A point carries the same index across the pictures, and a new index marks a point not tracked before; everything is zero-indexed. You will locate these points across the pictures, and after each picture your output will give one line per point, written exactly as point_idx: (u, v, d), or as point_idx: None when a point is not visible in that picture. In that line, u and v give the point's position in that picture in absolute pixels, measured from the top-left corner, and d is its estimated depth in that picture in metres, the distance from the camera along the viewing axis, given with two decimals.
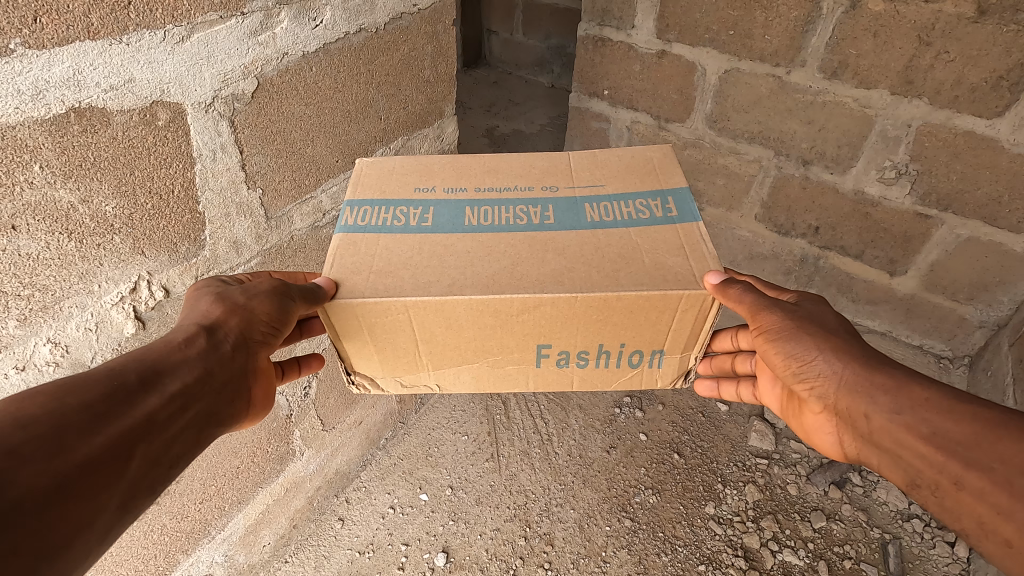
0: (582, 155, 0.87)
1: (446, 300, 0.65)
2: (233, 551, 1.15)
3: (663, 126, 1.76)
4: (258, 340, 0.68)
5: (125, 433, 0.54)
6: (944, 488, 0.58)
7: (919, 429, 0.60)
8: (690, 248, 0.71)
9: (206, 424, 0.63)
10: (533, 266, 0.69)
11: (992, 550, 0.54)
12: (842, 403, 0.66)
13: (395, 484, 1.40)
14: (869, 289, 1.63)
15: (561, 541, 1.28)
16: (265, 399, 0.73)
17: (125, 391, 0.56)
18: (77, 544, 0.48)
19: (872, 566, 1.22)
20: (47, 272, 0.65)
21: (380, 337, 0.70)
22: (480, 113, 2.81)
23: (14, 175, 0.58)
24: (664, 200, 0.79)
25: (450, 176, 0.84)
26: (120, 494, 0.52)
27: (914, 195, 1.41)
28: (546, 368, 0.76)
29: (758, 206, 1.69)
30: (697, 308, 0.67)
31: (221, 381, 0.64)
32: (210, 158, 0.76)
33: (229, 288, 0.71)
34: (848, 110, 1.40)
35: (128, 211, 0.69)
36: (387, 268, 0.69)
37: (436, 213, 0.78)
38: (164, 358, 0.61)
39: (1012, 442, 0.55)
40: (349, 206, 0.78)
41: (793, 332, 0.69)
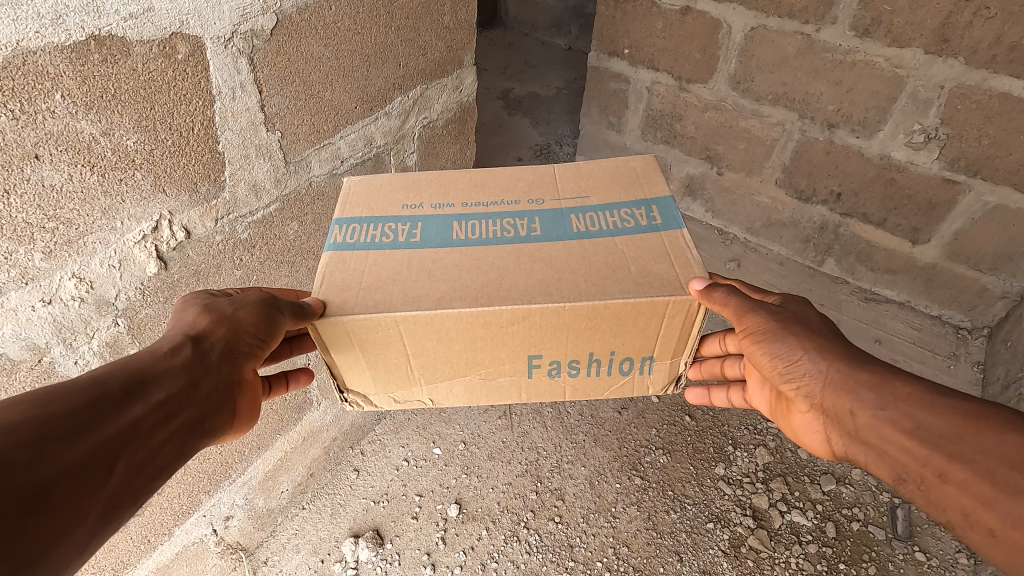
0: (567, 167, 0.85)
1: (436, 313, 0.64)
2: (253, 495, 1.18)
3: (683, 87, 1.71)
4: (245, 352, 0.65)
5: (109, 441, 0.51)
6: (928, 481, 0.55)
7: (903, 425, 0.57)
8: (675, 255, 0.70)
9: (190, 435, 0.60)
10: (519, 278, 0.68)
11: (978, 543, 0.52)
12: (828, 399, 0.63)
13: (408, 437, 1.42)
14: (888, 258, 1.60)
15: (571, 496, 1.30)
16: (252, 411, 0.70)
17: (109, 399, 0.53)
18: (56, 555, 0.46)
19: (880, 528, 1.23)
20: (71, 205, 0.65)
21: (372, 353, 0.68)
22: (495, 74, 2.75)
23: (36, 102, 0.57)
24: (648, 209, 0.77)
25: (437, 191, 0.82)
26: (101, 504, 0.50)
27: (942, 159, 1.37)
28: (538, 378, 0.74)
29: (779, 170, 1.65)
30: (684, 313, 0.66)
31: (207, 392, 0.61)
32: (229, 96, 0.75)
33: (215, 300, 0.69)
34: (879, 70, 1.35)
35: (149, 146, 0.69)
36: (376, 283, 0.68)
37: (424, 228, 0.76)
38: (149, 367, 0.58)
39: (995, 432, 0.53)
40: (337, 224, 0.76)
41: (777, 332, 0.67)
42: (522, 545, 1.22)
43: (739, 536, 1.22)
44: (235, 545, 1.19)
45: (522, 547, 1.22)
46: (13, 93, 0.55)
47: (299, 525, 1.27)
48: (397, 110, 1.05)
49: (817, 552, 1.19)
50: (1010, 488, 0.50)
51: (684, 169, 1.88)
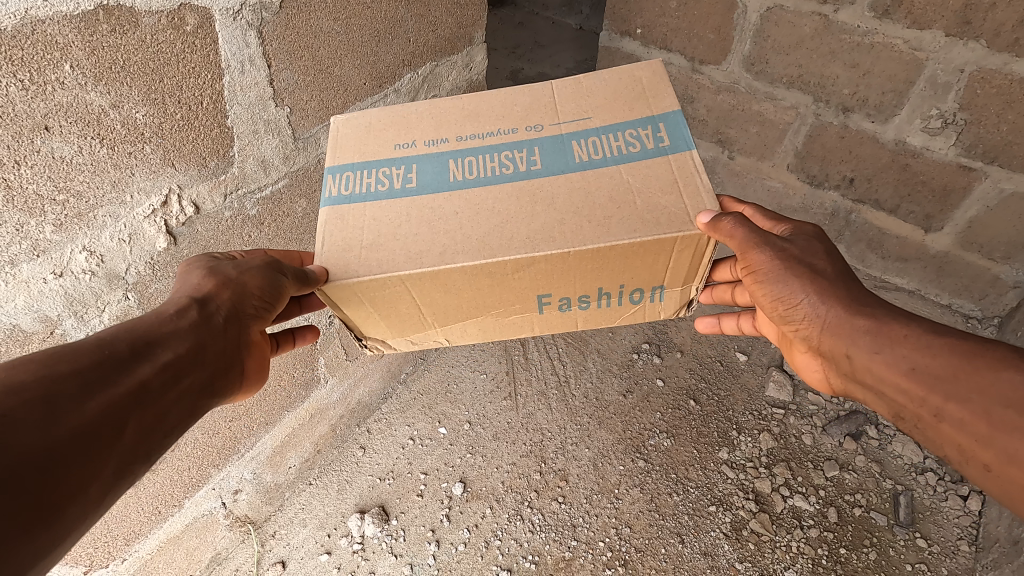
0: (565, 84, 0.82)
1: (441, 269, 0.64)
2: (261, 470, 1.20)
3: (696, 69, 1.69)
4: (251, 315, 0.65)
5: (118, 401, 0.52)
6: (925, 420, 0.58)
7: (900, 367, 0.59)
8: (684, 183, 0.68)
9: (201, 395, 0.60)
10: (521, 223, 0.67)
11: (973, 473, 0.55)
12: (826, 342, 0.65)
13: (414, 417, 1.43)
14: (900, 245, 1.58)
15: (575, 477, 1.31)
16: (260, 371, 0.71)
17: (116, 360, 0.54)
18: (71, 509, 0.46)
19: (882, 515, 1.24)
20: (81, 177, 0.65)
21: (381, 308, 0.69)
22: (505, 54, 2.71)
23: (45, 73, 0.57)
24: (655, 127, 0.75)
25: (429, 127, 0.79)
26: (115, 461, 0.51)
27: (959, 145, 1.34)
28: (549, 313, 0.74)
29: (791, 154, 1.63)
30: (694, 246, 0.66)
31: (215, 353, 0.62)
32: (238, 70, 0.75)
33: (220, 263, 0.69)
34: (897, 53, 1.31)
35: (158, 119, 0.68)
36: (376, 241, 0.67)
37: (420, 171, 0.74)
38: (155, 328, 0.59)
39: (990, 371, 0.54)
40: (330, 175, 0.74)
41: (778, 274, 0.67)
42: (524, 524, 1.24)
43: (741, 519, 1.23)
44: (244, 518, 1.21)
45: (525, 526, 1.23)
46: (22, 63, 0.55)
47: (306, 500, 1.29)
48: (407, 87, 1.05)
49: (818, 536, 1.20)
50: (1005, 426, 0.52)
51: None
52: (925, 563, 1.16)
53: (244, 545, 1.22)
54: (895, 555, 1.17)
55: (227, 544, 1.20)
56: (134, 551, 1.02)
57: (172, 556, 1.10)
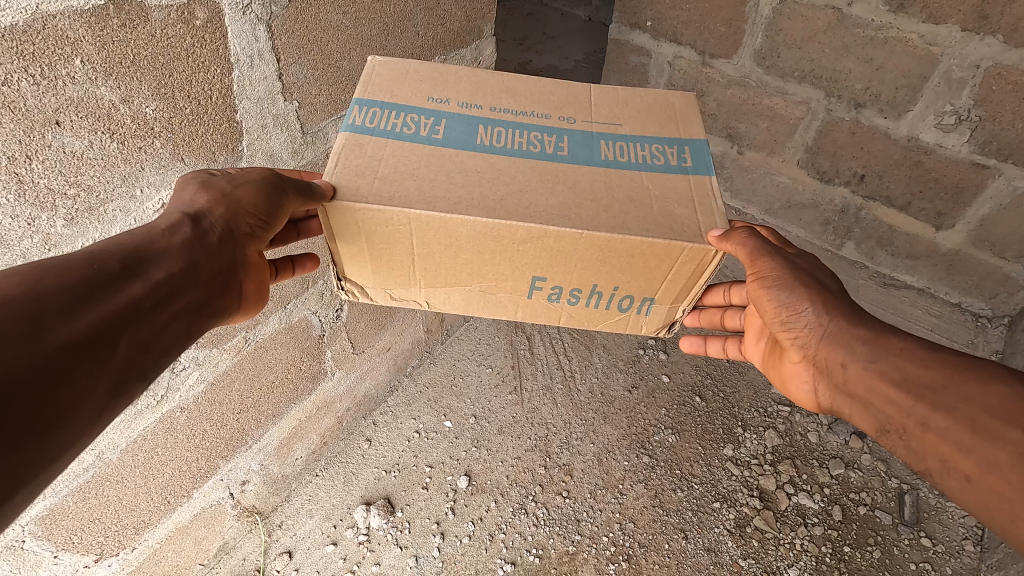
0: (604, 90, 0.83)
1: (449, 218, 0.62)
2: (268, 461, 1.21)
3: (706, 62, 1.67)
4: (246, 234, 0.66)
5: (109, 317, 0.51)
6: (910, 430, 0.56)
7: (892, 375, 0.58)
8: (699, 201, 0.68)
9: (197, 314, 0.61)
10: (541, 196, 0.66)
11: (951, 486, 0.53)
12: (822, 352, 0.64)
13: (420, 410, 1.44)
14: (910, 243, 1.56)
15: (580, 472, 1.31)
16: (259, 294, 0.72)
17: (107, 275, 0.53)
18: (66, 424, 0.46)
19: (887, 513, 1.24)
20: (91, 172, 0.65)
21: (377, 249, 0.68)
22: (513, 44, 2.69)
23: (56, 67, 0.57)
24: (680, 149, 0.75)
25: (465, 90, 0.80)
26: (109, 378, 0.50)
27: (973, 142, 1.32)
28: (536, 301, 0.74)
29: (801, 150, 1.61)
30: (697, 261, 0.65)
31: (211, 272, 0.62)
32: (247, 65, 0.75)
33: (213, 178, 0.68)
34: (911, 48, 1.30)
35: (168, 114, 0.69)
36: (392, 174, 0.67)
37: (448, 125, 0.74)
38: (148, 244, 0.58)
39: (979, 383, 0.54)
40: (358, 105, 0.74)
41: (789, 282, 0.65)
42: (529, 517, 1.24)
43: (745, 515, 1.23)
44: (252, 508, 1.23)
45: (529, 519, 1.24)
46: (33, 57, 0.55)
47: (312, 492, 1.30)
48: None
49: (822, 534, 1.20)
50: (988, 434, 0.51)
51: None
52: (929, 563, 1.16)
53: (251, 535, 1.23)
54: (899, 554, 1.17)
55: (235, 534, 1.21)
56: (143, 541, 1.03)
57: (181, 545, 1.11)
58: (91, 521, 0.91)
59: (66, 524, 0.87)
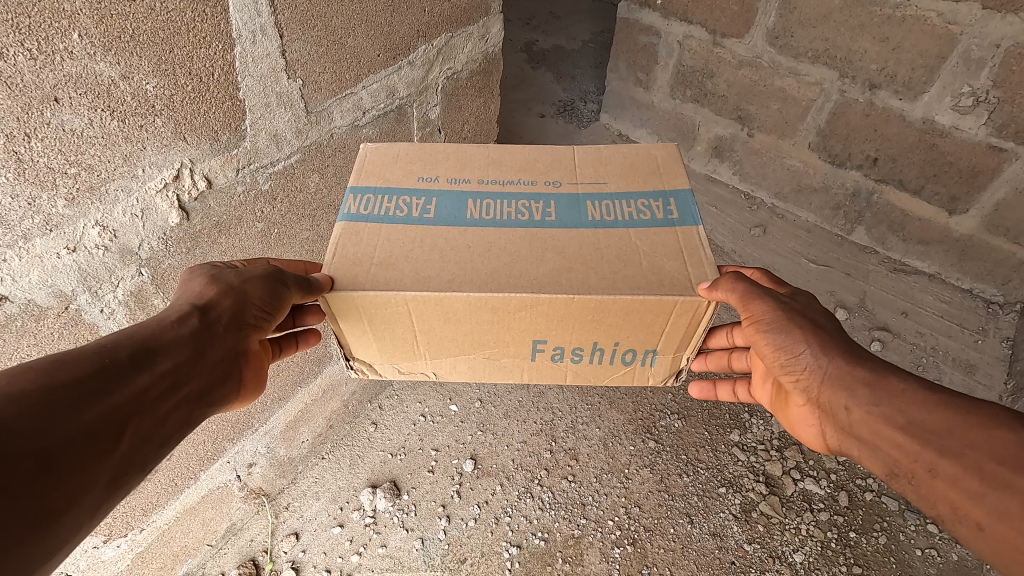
0: (587, 149, 0.82)
1: (444, 295, 0.61)
2: (274, 444, 1.21)
3: (717, 43, 1.64)
4: (252, 324, 0.64)
5: (117, 409, 0.51)
6: (920, 477, 0.54)
7: (896, 421, 0.56)
8: (689, 253, 0.67)
9: (197, 404, 0.59)
10: (530, 265, 0.65)
11: (966, 536, 0.52)
12: (824, 394, 0.62)
13: (425, 394, 1.44)
14: (923, 229, 1.53)
15: (585, 456, 1.31)
16: (258, 378, 0.70)
17: (117, 367, 0.52)
18: (67, 520, 0.46)
19: (894, 499, 1.23)
20: (91, 150, 0.64)
21: (380, 327, 0.66)
22: (519, 24, 2.64)
23: (53, 42, 0.55)
24: (666, 201, 0.74)
25: (454, 166, 0.79)
26: (111, 470, 0.50)
27: (990, 125, 1.29)
28: (541, 362, 0.71)
29: (813, 133, 1.58)
30: (692, 312, 0.63)
31: (213, 363, 0.61)
32: (250, 40, 0.73)
33: (221, 271, 0.67)
34: (930, 26, 1.26)
35: (169, 91, 0.67)
36: (388, 259, 0.65)
37: (439, 205, 0.73)
38: (156, 336, 0.57)
39: (985, 428, 0.52)
40: (351, 194, 0.73)
41: (783, 324, 0.65)
42: (535, 501, 1.24)
43: (751, 501, 1.23)
44: (258, 490, 1.23)
45: (535, 503, 1.24)
46: (29, 31, 0.53)
47: (319, 474, 1.31)
48: (421, 59, 1.04)
49: (828, 519, 1.20)
50: (997, 483, 0.49)
51: (713, 130, 1.81)
52: (935, 549, 1.16)
53: (258, 517, 1.24)
54: (904, 540, 1.17)
55: (242, 515, 1.22)
56: (151, 522, 1.03)
57: (190, 526, 1.12)
58: None
59: None
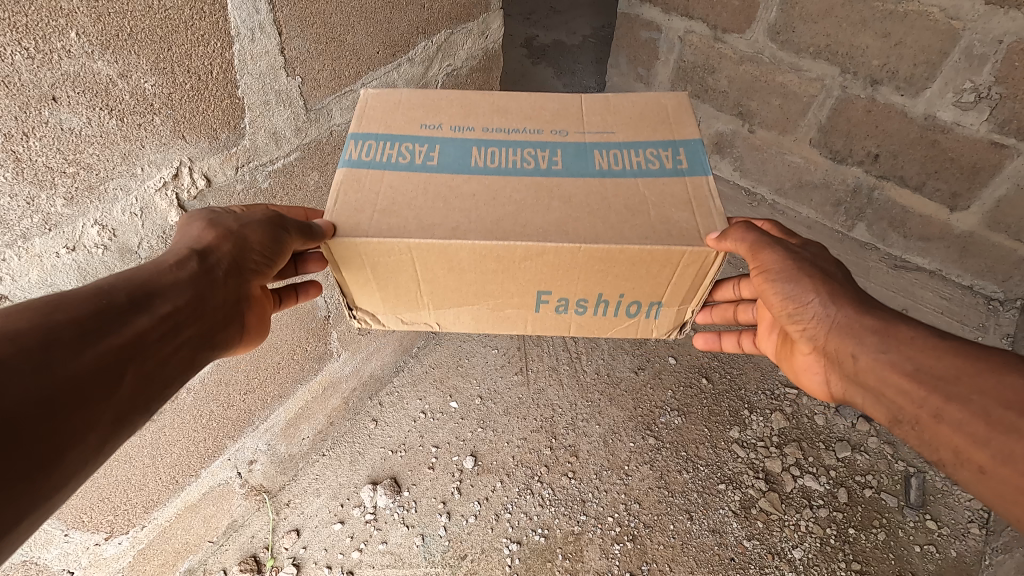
0: (594, 98, 0.81)
1: (449, 243, 0.61)
2: (275, 441, 1.21)
3: (718, 38, 1.63)
4: (251, 270, 0.64)
5: (117, 350, 0.51)
6: (924, 422, 0.55)
7: (904, 367, 0.57)
8: (697, 203, 0.67)
9: (200, 346, 0.60)
10: (536, 214, 0.65)
11: (967, 479, 0.52)
12: (831, 342, 0.62)
13: (425, 390, 1.44)
14: (923, 225, 1.53)
15: (585, 453, 1.31)
16: (259, 325, 0.71)
17: (115, 309, 0.52)
18: (72, 456, 0.46)
19: (893, 496, 1.23)
20: (90, 149, 0.63)
21: (383, 276, 0.66)
22: (519, 19, 2.63)
23: (50, 40, 0.55)
24: (675, 150, 0.73)
25: (457, 114, 0.78)
26: (114, 410, 0.50)
27: (992, 121, 1.28)
28: (544, 313, 0.71)
29: (814, 129, 1.58)
30: (700, 263, 0.63)
31: (214, 308, 0.61)
32: (248, 38, 0.72)
33: (219, 215, 0.67)
34: (932, 22, 1.25)
35: (168, 90, 0.67)
36: (391, 207, 0.65)
37: (442, 151, 0.73)
38: (155, 279, 0.57)
39: (994, 375, 0.52)
40: (353, 140, 0.73)
41: (792, 274, 0.64)
42: (535, 498, 1.25)
43: (751, 497, 1.23)
44: (259, 487, 1.23)
45: (536, 499, 1.24)
46: (26, 30, 0.53)
47: (319, 471, 1.31)
48: (421, 56, 1.03)
49: (827, 516, 1.20)
50: (1003, 427, 0.50)
51: (714, 126, 1.81)
52: (934, 545, 1.16)
53: (259, 513, 1.24)
54: (904, 537, 1.17)
55: (243, 512, 1.22)
56: (152, 519, 1.04)
57: (191, 523, 1.12)
58: (101, 501, 0.91)
59: (76, 504, 0.87)
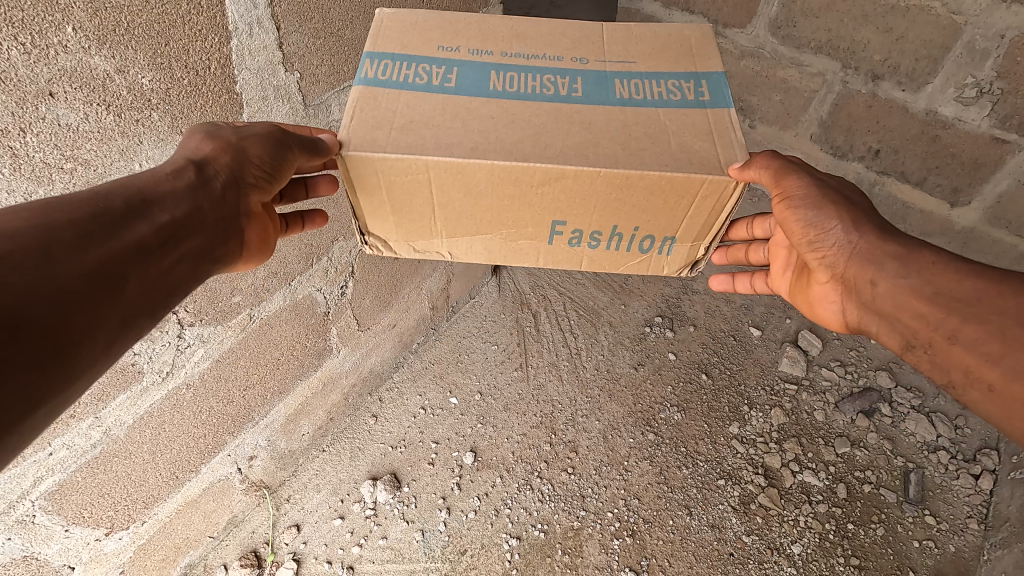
0: (616, 28, 0.80)
1: (468, 162, 0.61)
2: (275, 437, 1.21)
3: (719, 32, 1.62)
4: (250, 184, 0.63)
5: (118, 253, 0.51)
6: (937, 345, 0.56)
7: (924, 291, 0.57)
8: (719, 134, 0.66)
9: (202, 258, 0.60)
10: (556, 138, 0.64)
11: (975, 398, 0.54)
12: (850, 270, 0.63)
13: (425, 386, 1.44)
14: (925, 220, 1.52)
15: (584, 449, 1.31)
16: (263, 245, 0.70)
17: (114, 214, 0.53)
18: (85, 351, 0.48)
19: (892, 491, 1.24)
20: (87, 145, 0.63)
21: (398, 199, 0.66)
22: (519, 14, 2.61)
23: (47, 35, 0.55)
24: (697, 82, 0.72)
25: (477, 37, 0.76)
26: (121, 311, 0.51)
27: (994, 116, 1.26)
28: (556, 246, 0.72)
29: (815, 124, 1.57)
30: (717, 194, 0.63)
31: (214, 219, 0.60)
32: (245, 33, 0.72)
33: (219, 127, 0.66)
34: (934, 17, 1.24)
35: (165, 85, 0.67)
36: (409, 125, 0.64)
37: (460, 74, 0.71)
38: (152, 187, 0.57)
39: (1015, 296, 0.53)
40: (369, 59, 0.71)
41: (818, 201, 0.65)
42: (535, 493, 1.25)
43: (750, 493, 1.24)
44: (259, 483, 1.24)
45: (535, 495, 1.25)
46: (22, 25, 0.53)
47: (319, 466, 1.31)
48: None
49: (826, 512, 1.20)
50: (1019, 345, 0.51)
51: None
52: (933, 540, 1.16)
53: (259, 508, 1.25)
54: (902, 532, 1.18)
55: (243, 508, 1.22)
56: (153, 514, 1.04)
57: (191, 519, 1.12)
58: (101, 497, 0.92)
59: (76, 499, 0.88)
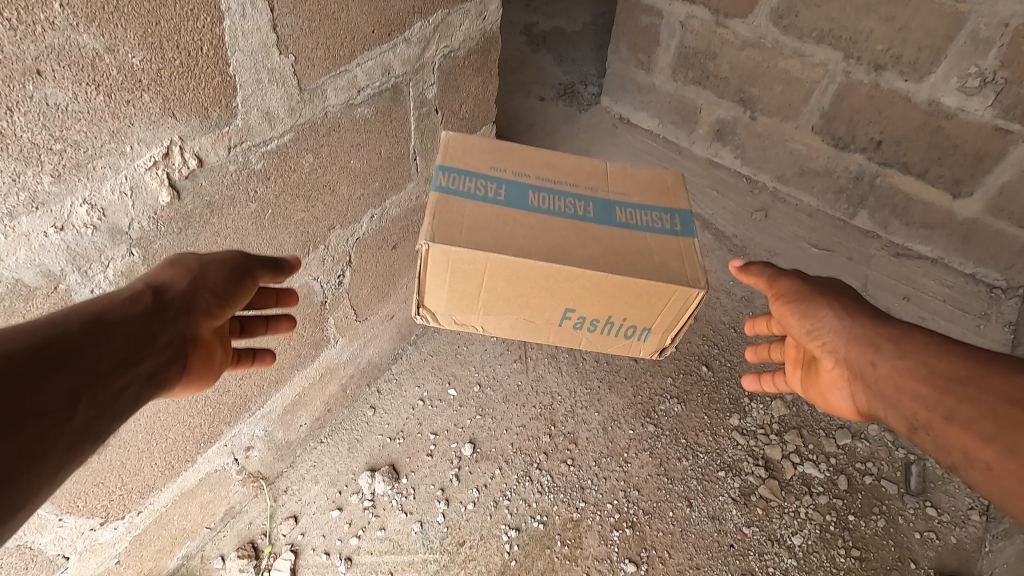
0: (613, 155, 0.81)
1: (520, 259, 0.63)
2: (272, 428, 1.21)
3: (720, 22, 1.61)
4: (203, 309, 0.65)
5: (72, 379, 0.50)
6: (936, 424, 0.57)
7: (919, 372, 0.60)
8: (690, 254, 0.68)
9: (150, 385, 0.59)
10: (570, 244, 0.66)
11: (978, 480, 0.54)
12: (850, 355, 0.66)
13: (423, 378, 1.43)
14: (926, 212, 1.51)
15: (584, 440, 1.31)
16: (207, 370, 0.68)
17: (69, 340, 0.52)
18: (26, 478, 0.45)
19: (893, 483, 1.23)
20: (77, 126, 0.62)
21: (458, 284, 0.66)
22: (518, 4, 2.59)
23: (33, 11, 0.54)
24: (671, 213, 0.73)
25: (520, 158, 0.77)
26: (68, 438, 0.49)
27: (997, 106, 1.26)
28: (559, 327, 0.73)
29: (817, 115, 1.56)
30: (686, 298, 0.65)
31: (166, 343, 0.60)
32: (239, 14, 0.71)
33: (180, 256, 0.68)
34: (938, 5, 1.23)
35: (157, 65, 0.66)
36: (477, 226, 0.66)
37: (513, 194, 0.72)
38: (106, 312, 0.57)
39: (1004, 376, 0.55)
40: (440, 167, 0.72)
41: (808, 295, 0.71)
42: (534, 484, 1.24)
43: (750, 484, 1.23)
44: (257, 474, 1.23)
45: (535, 486, 1.24)
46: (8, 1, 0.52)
47: (317, 458, 1.30)
48: (417, 37, 1.01)
49: (827, 503, 1.20)
50: (1011, 424, 0.52)
51: (715, 112, 1.78)
52: (934, 532, 1.16)
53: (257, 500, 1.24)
54: (903, 523, 1.17)
55: (241, 499, 1.22)
56: (149, 504, 1.03)
57: (188, 509, 1.12)
58: (95, 486, 0.91)
59: (69, 488, 0.87)
